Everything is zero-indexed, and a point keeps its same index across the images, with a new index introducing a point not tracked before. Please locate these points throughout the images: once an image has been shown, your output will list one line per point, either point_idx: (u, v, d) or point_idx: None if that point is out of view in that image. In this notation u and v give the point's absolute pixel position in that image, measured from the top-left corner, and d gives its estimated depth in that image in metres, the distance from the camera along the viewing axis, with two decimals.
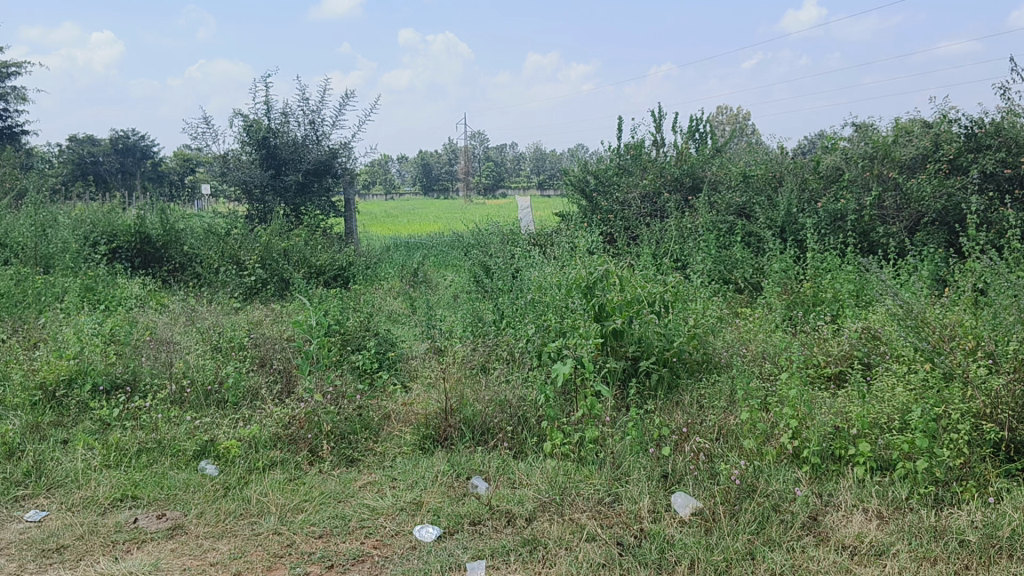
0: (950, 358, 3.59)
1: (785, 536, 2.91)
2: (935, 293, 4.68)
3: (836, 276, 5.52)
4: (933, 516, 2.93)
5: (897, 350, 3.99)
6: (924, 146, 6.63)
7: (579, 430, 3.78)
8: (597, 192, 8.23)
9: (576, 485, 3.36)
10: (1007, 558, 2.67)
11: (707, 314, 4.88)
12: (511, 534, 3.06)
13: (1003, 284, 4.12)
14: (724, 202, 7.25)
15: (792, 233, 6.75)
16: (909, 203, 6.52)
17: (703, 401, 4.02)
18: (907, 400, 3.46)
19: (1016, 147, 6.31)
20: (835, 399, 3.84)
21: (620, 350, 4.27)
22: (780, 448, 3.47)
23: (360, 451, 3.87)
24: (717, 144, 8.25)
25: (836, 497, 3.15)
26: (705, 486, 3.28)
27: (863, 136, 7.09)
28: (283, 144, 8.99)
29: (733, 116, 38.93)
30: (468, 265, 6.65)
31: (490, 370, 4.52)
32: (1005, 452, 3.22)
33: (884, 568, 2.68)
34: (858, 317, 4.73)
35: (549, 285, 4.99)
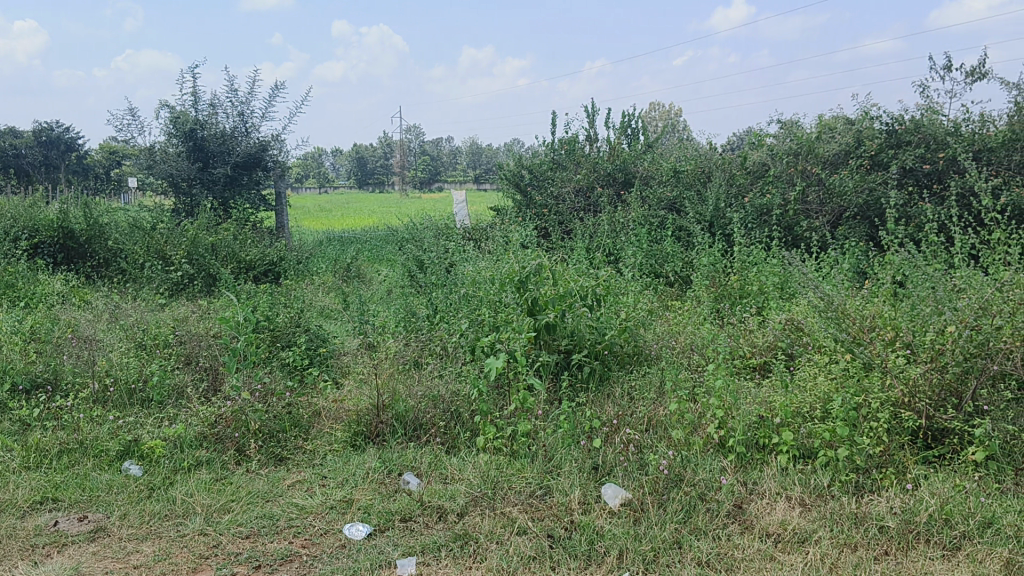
0: (870, 349, 3.70)
1: (710, 524, 2.97)
2: (855, 286, 4.83)
3: (762, 268, 5.64)
4: (854, 503, 3.02)
5: (818, 341, 4.11)
6: (847, 142, 6.82)
7: (512, 423, 3.78)
8: (532, 186, 8.26)
9: (507, 479, 3.37)
10: (924, 543, 2.76)
11: (638, 308, 4.93)
12: (443, 530, 3.05)
13: (919, 276, 4.26)
14: (656, 197, 7.35)
15: (720, 227, 6.88)
16: (832, 198, 6.69)
17: (633, 393, 4.07)
18: (828, 389, 3.57)
19: (934, 144, 6.55)
20: (760, 388, 3.94)
21: (552, 344, 4.27)
22: (707, 438, 3.54)
23: (290, 449, 3.82)
24: (649, 139, 8.35)
25: (761, 485, 3.22)
26: (634, 477, 3.32)
27: (788, 133, 7.23)
28: (211, 136, 8.79)
29: (664, 112, 39.42)
30: (401, 260, 6.61)
31: (423, 365, 4.51)
32: (922, 440, 3.36)
33: (806, 554, 2.75)
34: (783, 309, 4.85)
35: (483, 281, 4.98)
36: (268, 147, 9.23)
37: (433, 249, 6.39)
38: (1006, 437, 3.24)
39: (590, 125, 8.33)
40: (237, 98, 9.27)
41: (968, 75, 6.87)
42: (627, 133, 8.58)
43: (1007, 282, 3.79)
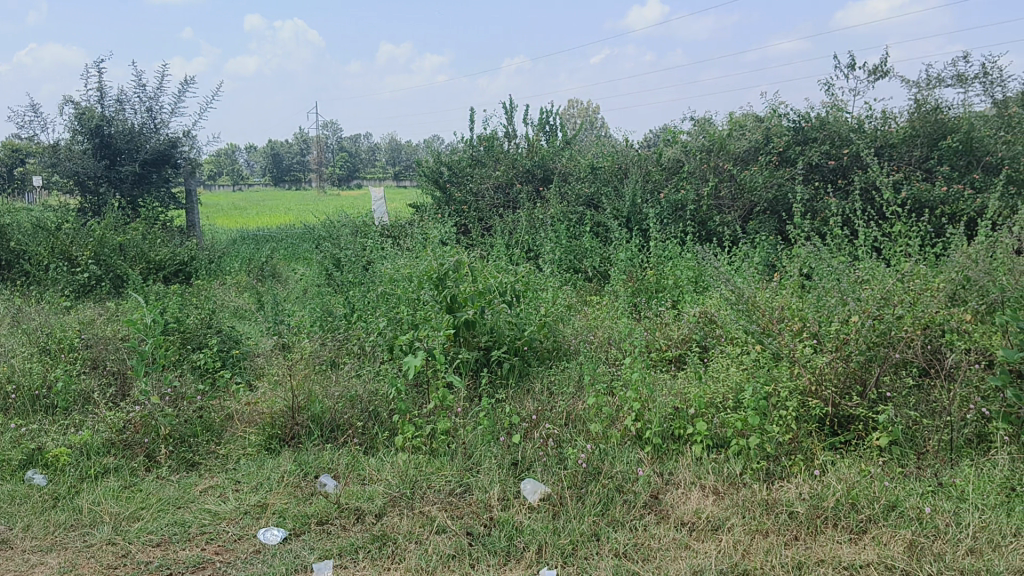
0: (779, 339, 3.81)
1: (627, 516, 3.01)
2: (765, 279, 4.96)
3: (677, 263, 5.75)
4: (765, 489, 3.10)
5: (730, 332, 4.21)
6: (757, 139, 7.00)
7: (431, 421, 3.76)
8: (451, 183, 8.23)
9: (427, 478, 3.35)
10: (831, 527, 2.85)
11: (556, 303, 4.97)
12: (360, 532, 3.01)
13: (824, 268, 4.41)
14: (574, 194, 7.42)
15: (637, 223, 6.99)
16: (743, 193, 6.86)
17: (553, 388, 4.10)
18: (740, 379, 3.65)
19: (838, 140, 6.79)
20: (675, 380, 4.02)
21: (472, 341, 4.26)
22: (624, 430, 3.58)
23: (202, 454, 3.71)
24: (567, 136, 8.42)
25: (676, 475, 3.28)
26: (552, 471, 3.33)
27: (701, 130, 7.36)
28: (118, 133, 8.48)
29: (581, 108, 39.80)
30: (317, 258, 6.50)
31: (340, 365, 4.45)
32: (829, 427, 3.46)
33: (719, 542, 2.81)
34: (697, 302, 4.95)
35: (400, 278, 4.94)
36: (177, 144, 8.97)
37: (350, 247, 6.30)
38: (908, 422, 3.36)
39: (509, 121, 8.34)
40: (145, 93, 8.97)
41: (870, 74, 7.13)
42: (545, 129, 8.63)
43: (906, 273, 3.95)
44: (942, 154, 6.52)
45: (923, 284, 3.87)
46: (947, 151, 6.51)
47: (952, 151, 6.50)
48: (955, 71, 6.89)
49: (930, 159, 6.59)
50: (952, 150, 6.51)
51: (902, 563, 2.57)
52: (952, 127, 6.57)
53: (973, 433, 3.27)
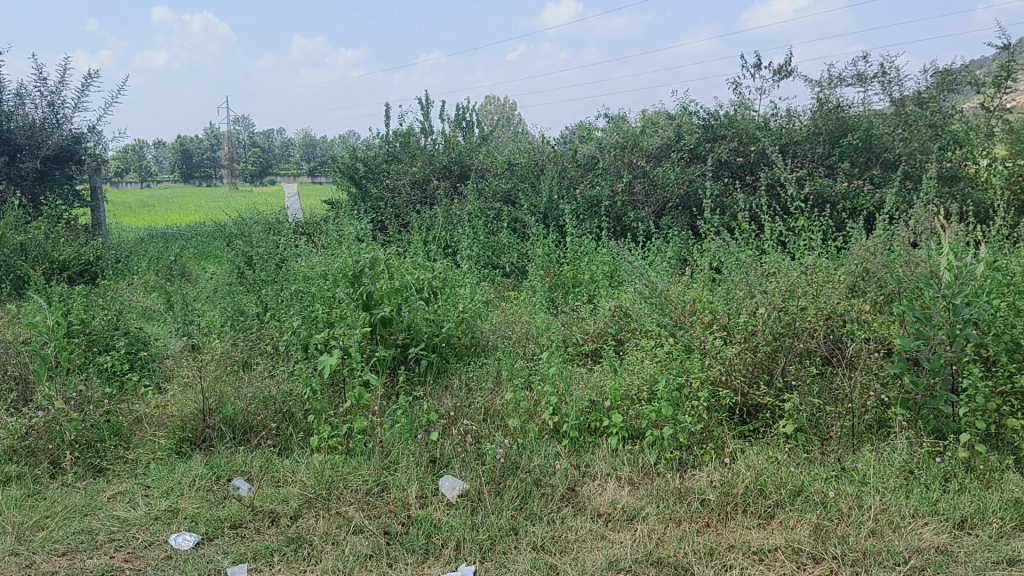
0: (690, 332, 3.90)
1: (545, 509, 3.04)
2: (676, 273, 5.07)
3: (593, 258, 5.82)
4: (678, 478, 3.17)
5: (643, 326, 4.30)
6: (668, 137, 7.15)
7: (347, 421, 3.72)
8: (367, 179, 8.13)
9: (343, 478, 3.30)
10: (741, 513, 2.93)
11: (474, 299, 4.97)
12: (275, 534, 2.95)
13: (733, 262, 4.54)
14: (491, 190, 7.43)
15: (553, 219, 7.05)
16: (656, 189, 6.99)
17: (471, 383, 4.10)
18: (654, 371, 3.72)
19: (746, 138, 6.98)
20: (591, 373, 4.08)
21: (389, 339, 4.21)
22: (541, 424, 3.61)
23: (110, 459, 3.59)
24: (483, 132, 8.43)
25: (592, 467, 3.33)
26: (470, 467, 3.34)
27: (615, 127, 7.47)
28: (18, 128, 8.09)
29: (497, 105, 39.85)
30: (229, 257, 6.35)
31: (253, 365, 4.36)
32: (738, 415, 3.57)
33: (634, 531, 2.86)
34: (612, 296, 5.03)
35: (314, 276, 4.86)
36: (82, 140, 8.62)
37: (262, 244, 6.18)
38: (812, 409, 3.48)
39: (425, 117, 8.29)
40: (46, 87, 8.59)
41: (775, 73, 7.36)
42: (461, 126, 8.62)
43: (810, 266, 4.08)
44: (843, 151, 6.79)
45: (826, 276, 4.01)
46: (848, 148, 6.78)
47: (852, 148, 6.77)
48: (854, 71, 7.16)
49: (831, 156, 6.84)
50: (852, 147, 6.78)
51: (809, 546, 2.67)
52: (853, 125, 6.84)
53: (873, 419, 3.41)
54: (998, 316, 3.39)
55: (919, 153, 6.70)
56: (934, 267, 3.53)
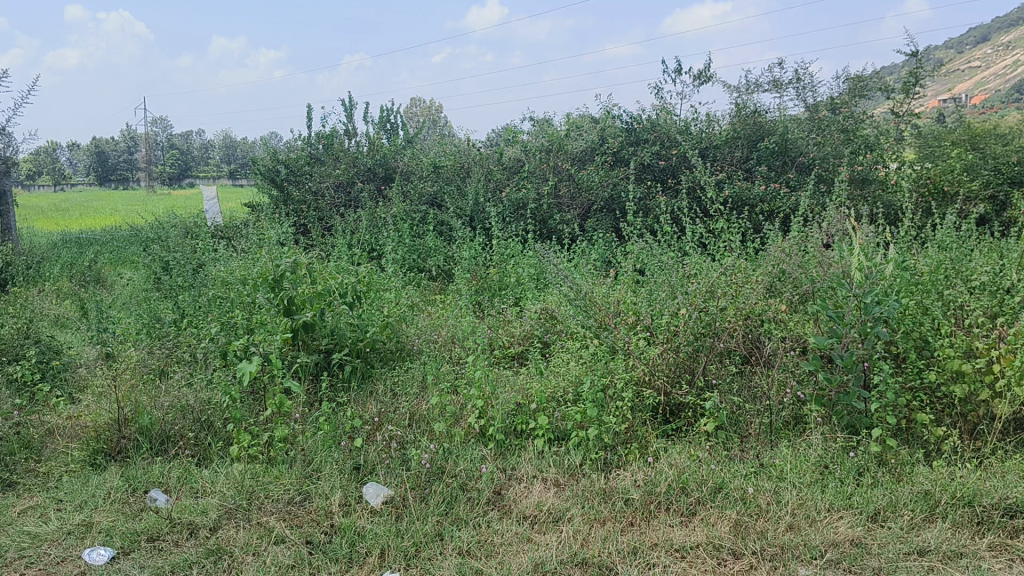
0: (615, 333, 3.93)
1: (471, 513, 3.02)
2: (601, 274, 5.11)
3: (519, 261, 5.83)
4: (603, 479, 3.19)
5: (569, 328, 4.32)
6: (592, 140, 7.22)
7: (268, 429, 3.63)
8: (289, 181, 7.98)
9: (264, 488, 3.23)
10: (664, 511, 2.97)
11: (399, 303, 4.92)
12: (194, 546, 2.86)
13: (656, 264, 4.60)
14: (416, 193, 7.38)
15: (480, 222, 7.04)
16: (581, 192, 7.05)
17: (396, 389, 4.05)
18: (579, 373, 3.74)
19: (667, 141, 7.10)
20: (517, 376, 4.08)
21: (311, 344, 4.13)
22: (467, 428, 3.59)
23: (19, 473, 3.43)
24: (408, 135, 8.38)
25: (518, 469, 3.32)
26: (395, 473, 3.29)
27: (540, 130, 7.50)
28: None
29: (422, 108, 39.63)
30: (146, 262, 6.15)
31: (171, 374, 4.23)
32: (661, 415, 3.61)
33: (560, 533, 2.87)
34: (537, 298, 5.04)
35: (234, 281, 4.74)
36: None
37: (179, 248, 6.01)
38: (732, 407, 3.55)
39: (348, 119, 8.19)
40: None
41: (695, 79, 7.50)
42: (386, 128, 8.54)
43: (730, 267, 4.16)
44: (761, 155, 6.97)
45: (745, 276, 4.09)
46: (765, 152, 6.95)
47: (769, 152, 6.95)
48: (771, 77, 7.35)
49: (749, 159, 7.01)
50: (769, 151, 6.96)
51: (729, 543, 2.71)
52: (769, 130, 7.03)
53: (790, 416, 3.50)
54: (906, 314, 3.51)
55: (833, 157, 6.93)
56: (846, 268, 3.63)
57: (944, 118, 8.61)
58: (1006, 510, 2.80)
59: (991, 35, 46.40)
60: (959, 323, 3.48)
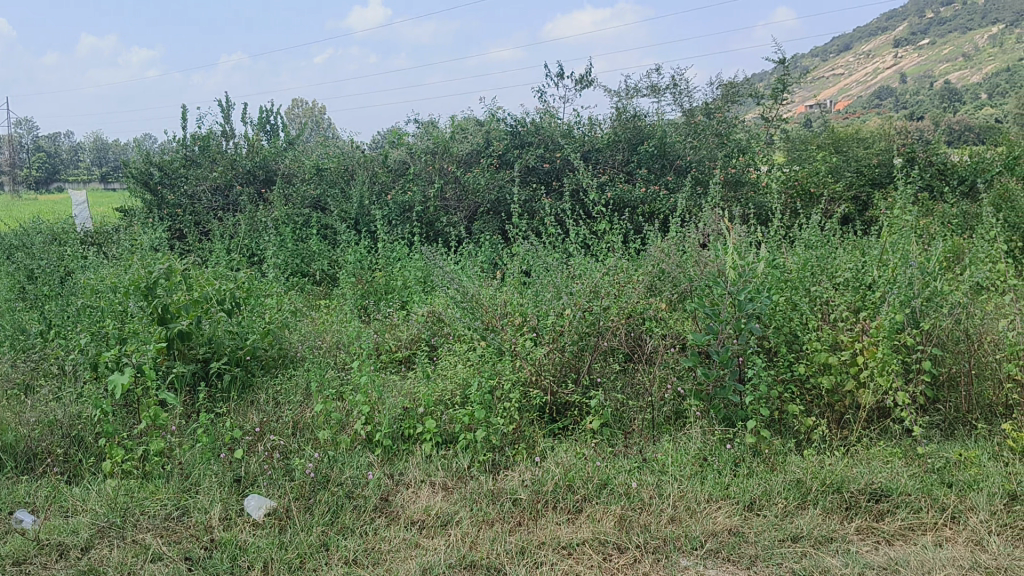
0: (501, 335, 3.93)
1: (357, 521, 2.96)
2: (487, 277, 5.11)
3: (405, 263, 5.78)
4: (491, 480, 3.19)
5: (456, 330, 4.31)
6: (477, 143, 7.23)
7: (143, 443, 3.47)
8: (164, 185, 7.66)
9: (140, 504, 3.07)
10: (552, 510, 2.99)
11: (281, 309, 4.78)
12: (63, 569, 2.70)
13: (541, 265, 4.64)
14: (299, 196, 7.22)
15: (365, 225, 6.96)
16: (467, 195, 7.05)
17: (279, 397, 3.94)
18: (467, 375, 3.72)
19: (550, 145, 7.21)
20: (405, 380, 4.02)
21: (188, 353, 3.97)
22: (354, 435, 3.51)
23: None
24: (289, 136, 8.18)
25: (406, 474, 3.28)
26: (278, 484, 3.20)
27: (425, 133, 7.46)
28: None
29: (305, 111, 38.69)
30: (9, 270, 5.78)
31: (37, 388, 3.99)
32: (548, 414, 3.65)
33: (448, 536, 2.84)
34: (424, 301, 5.01)
35: (103, 289, 4.51)
36: None
37: (45, 256, 5.68)
38: (616, 405, 3.63)
39: (226, 121, 7.93)
40: None
41: (577, 83, 7.62)
42: (266, 129, 8.32)
43: (612, 268, 4.24)
44: (641, 158, 7.15)
45: (627, 276, 4.18)
46: (644, 156, 7.13)
47: (648, 155, 7.14)
48: (649, 83, 7.55)
49: (630, 162, 7.18)
50: (648, 154, 7.14)
51: (614, 537, 2.76)
52: (648, 133, 7.21)
53: (671, 411, 3.60)
54: (777, 310, 3.66)
55: (708, 160, 7.19)
56: (721, 266, 3.76)
57: (810, 123, 9.05)
58: (871, 494, 2.96)
59: (853, 45, 49.23)
60: (825, 318, 3.65)
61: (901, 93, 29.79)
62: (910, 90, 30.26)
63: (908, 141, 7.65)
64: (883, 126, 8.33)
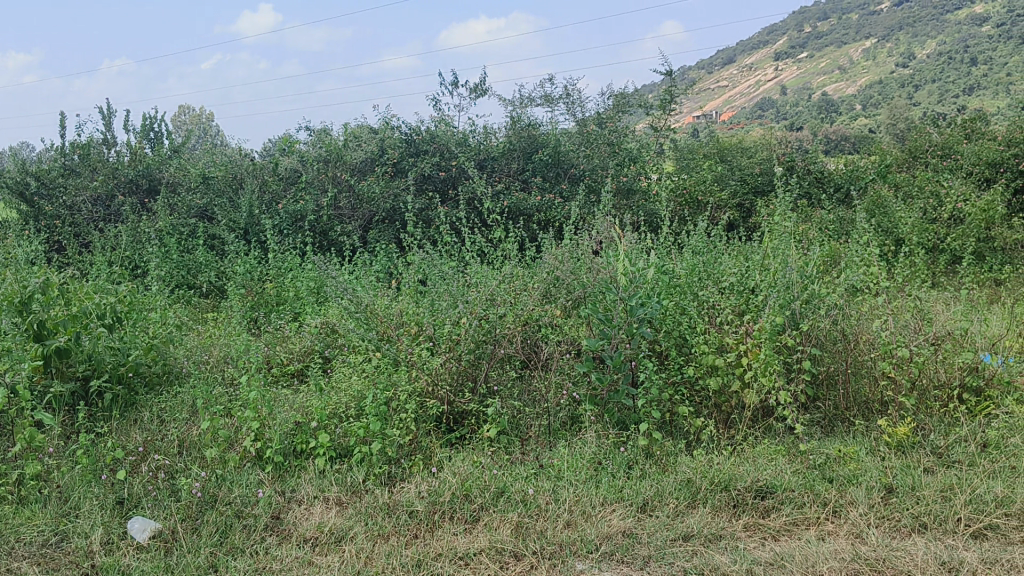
0: (397, 345, 3.89)
1: (247, 541, 2.86)
2: (381, 286, 5.05)
3: (297, 274, 5.66)
4: (387, 493, 3.13)
5: (350, 341, 4.23)
6: (371, 150, 7.15)
7: (18, 467, 3.28)
8: (40, 195, 7.29)
9: (14, 531, 2.90)
10: (449, 521, 2.97)
11: (166, 323, 4.60)
12: None
13: (436, 273, 4.61)
14: (184, 205, 6.99)
15: (254, 235, 6.79)
16: (361, 203, 6.96)
17: (163, 415, 3.80)
18: (361, 387, 3.65)
19: (446, 153, 7.20)
20: (297, 394, 3.92)
21: (67, 371, 3.78)
22: (244, 452, 3.41)
23: None
24: (174, 144, 7.88)
25: (298, 491, 3.19)
26: (164, 505, 3.06)
27: (317, 140, 7.34)
28: None
29: (194, 117, 37.40)
30: None
31: None
32: (445, 424, 3.63)
33: (342, 552, 2.78)
34: (317, 312, 4.91)
35: None
36: None
37: None
38: (513, 412, 3.64)
39: (107, 128, 7.60)
40: None
41: (471, 92, 7.64)
42: (150, 137, 8.02)
43: (507, 276, 4.25)
44: (535, 167, 7.23)
45: (522, 284, 4.19)
46: (539, 164, 7.20)
47: (543, 164, 7.23)
48: (542, 92, 7.63)
49: (525, 171, 7.25)
50: (543, 163, 7.21)
51: (511, 545, 2.76)
52: (542, 142, 7.29)
53: (567, 416, 3.63)
54: (667, 315, 3.75)
55: (600, 169, 7.33)
56: (613, 273, 3.83)
57: (697, 134, 9.32)
58: (757, 491, 3.06)
59: (739, 57, 51.11)
60: (712, 321, 3.75)
61: (784, 104, 31.11)
62: (793, 101, 31.59)
63: (789, 151, 7.98)
64: (766, 135, 8.67)
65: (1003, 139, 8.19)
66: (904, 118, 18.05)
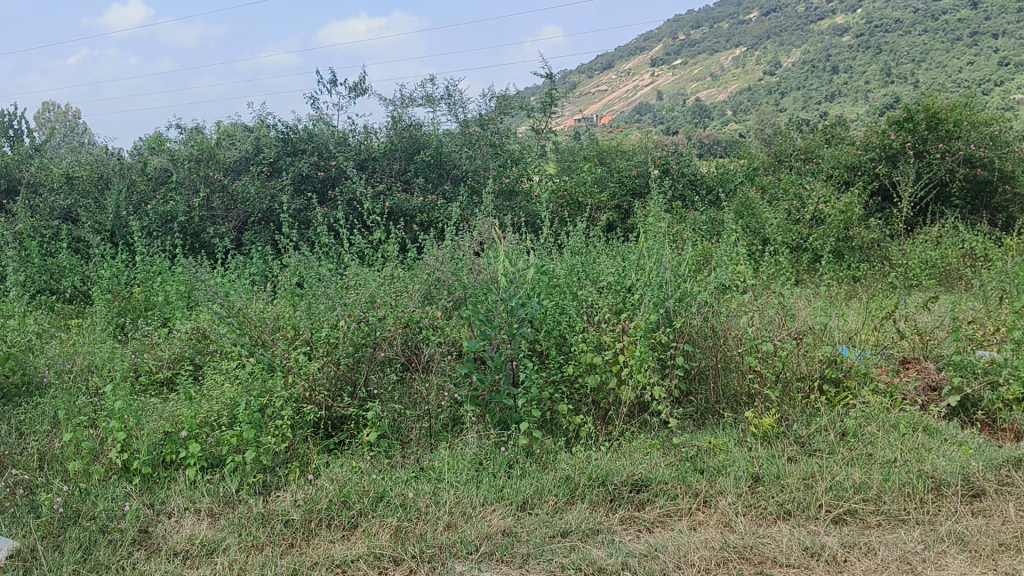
0: (273, 350, 3.81)
1: (113, 557, 2.74)
2: (256, 290, 4.93)
3: (166, 278, 5.46)
4: (261, 503, 3.06)
5: (222, 346, 4.12)
6: (245, 150, 6.98)
7: None
8: None
9: None
10: (326, 528, 2.92)
11: (24, 331, 4.35)
12: None
13: (313, 276, 4.54)
14: (46, 207, 6.64)
15: (122, 237, 6.52)
16: (236, 204, 6.78)
17: (22, 428, 3.61)
18: (234, 395, 3.50)
19: (324, 153, 7.10)
20: (165, 402, 3.78)
21: None
22: (109, 464, 3.27)
23: None
24: (36, 142, 7.48)
25: (168, 504, 3.07)
26: (21, 523, 2.90)
27: (188, 139, 7.10)
28: None
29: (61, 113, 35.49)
30: None
31: None
32: (323, 429, 3.58)
33: (215, 565, 2.69)
34: (187, 318, 4.76)
35: None
36: None
37: None
38: (393, 415, 3.62)
39: None
40: None
41: (352, 91, 7.55)
42: (9, 135, 7.58)
43: (387, 278, 4.22)
44: (417, 167, 7.22)
45: (403, 286, 4.17)
46: (421, 164, 7.20)
47: (425, 165, 7.22)
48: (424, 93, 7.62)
49: (407, 171, 7.21)
50: (425, 164, 7.21)
51: (390, 550, 2.74)
52: (424, 143, 7.28)
53: (448, 418, 3.64)
54: (547, 314, 3.79)
55: (481, 170, 7.37)
56: (493, 274, 3.86)
57: (578, 136, 9.49)
58: (632, 485, 3.14)
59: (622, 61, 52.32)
60: (589, 320, 3.84)
61: (664, 108, 32.06)
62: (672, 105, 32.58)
63: (665, 154, 8.23)
64: (643, 139, 8.91)
65: (861, 143, 8.69)
66: (771, 122, 18.88)
